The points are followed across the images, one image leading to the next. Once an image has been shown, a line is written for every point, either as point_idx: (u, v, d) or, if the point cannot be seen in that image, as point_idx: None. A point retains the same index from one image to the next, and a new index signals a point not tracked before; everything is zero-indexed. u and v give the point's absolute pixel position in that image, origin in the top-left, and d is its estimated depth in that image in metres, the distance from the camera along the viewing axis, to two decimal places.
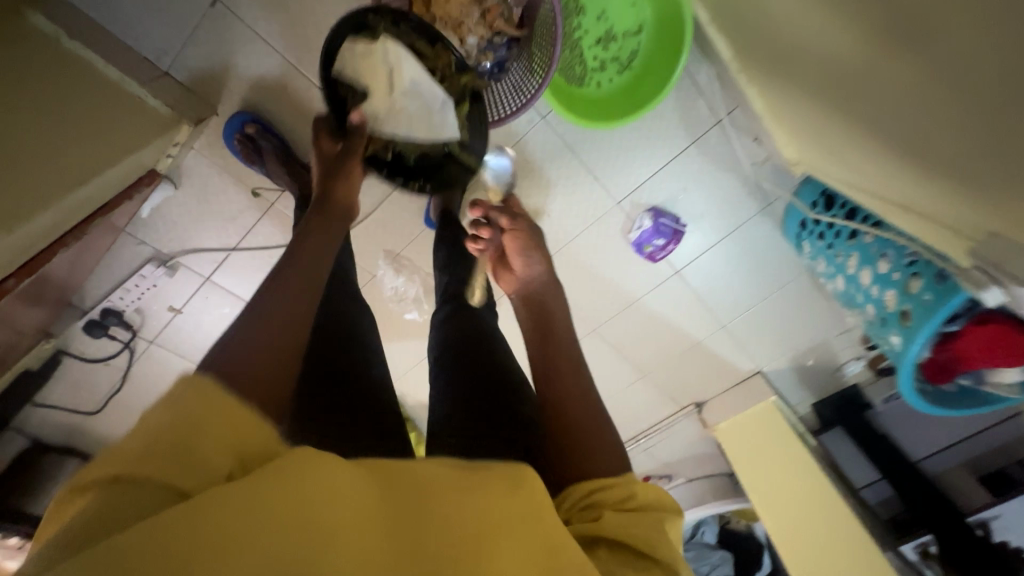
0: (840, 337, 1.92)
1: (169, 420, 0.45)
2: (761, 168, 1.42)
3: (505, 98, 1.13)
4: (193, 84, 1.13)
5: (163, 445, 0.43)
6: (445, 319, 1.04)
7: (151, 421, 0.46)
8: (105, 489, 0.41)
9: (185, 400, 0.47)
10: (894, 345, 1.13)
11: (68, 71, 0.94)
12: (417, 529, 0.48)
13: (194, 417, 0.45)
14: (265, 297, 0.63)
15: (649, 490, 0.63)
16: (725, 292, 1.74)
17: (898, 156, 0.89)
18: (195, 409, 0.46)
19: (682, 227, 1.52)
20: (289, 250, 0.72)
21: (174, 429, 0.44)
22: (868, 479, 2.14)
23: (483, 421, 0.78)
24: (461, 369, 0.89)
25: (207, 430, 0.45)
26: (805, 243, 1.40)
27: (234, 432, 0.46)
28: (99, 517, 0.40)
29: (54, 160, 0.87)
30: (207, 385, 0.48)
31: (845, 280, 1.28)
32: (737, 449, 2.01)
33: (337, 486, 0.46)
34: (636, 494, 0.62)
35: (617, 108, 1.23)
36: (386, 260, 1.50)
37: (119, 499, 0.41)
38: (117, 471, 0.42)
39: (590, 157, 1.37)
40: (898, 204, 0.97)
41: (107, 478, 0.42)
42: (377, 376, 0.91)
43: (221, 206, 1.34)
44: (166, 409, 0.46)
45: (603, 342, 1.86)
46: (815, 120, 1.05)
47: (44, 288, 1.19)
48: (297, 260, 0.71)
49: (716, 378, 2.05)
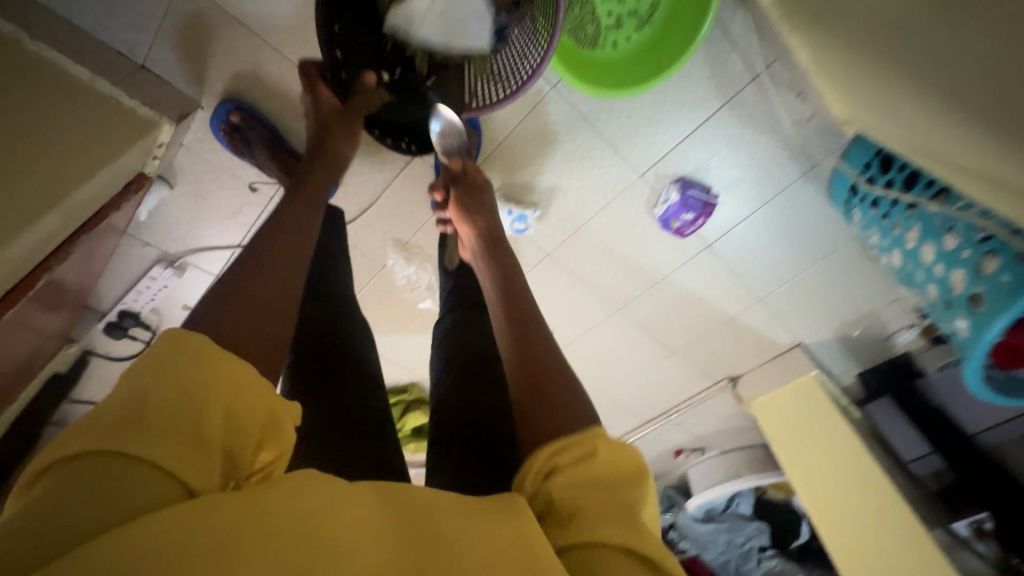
0: (890, 306, 1.78)
1: (162, 387, 0.38)
2: (805, 128, 1.25)
3: (507, 70, 0.99)
4: (175, 76, 1.07)
5: (157, 413, 0.37)
6: (448, 331, 0.97)
7: (134, 392, 0.38)
8: (82, 464, 0.34)
9: (177, 365, 0.39)
10: (961, 332, 1.00)
11: (39, 74, 0.87)
12: (442, 539, 0.40)
13: (191, 384, 0.39)
14: (238, 275, 0.53)
15: (612, 446, 0.51)
16: (762, 263, 1.60)
17: (966, 116, 0.73)
18: (194, 374, 0.39)
19: (713, 198, 1.38)
20: (271, 215, 0.64)
21: (169, 397, 0.38)
22: (916, 452, 1.93)
23: (490, 449, 0.72)
24: (468, 385, 0.83)
25: (206, 400, 0.39)
26: (855, 212, 1.26)
27: (230, 411, 0.40)
28: (74, 499, 0.32)
29: (41, 171, 0.82)
30: (202, 342, 0.42)
31: (903, 255, 1.13)
32: (773, 426, 1.92)
33: (337, 500, 0.39)
34: (597, 455, 0.50)
35: (637, 72, 1.08)
36: (395, 249, 1.44)
37: (100, 475, 0.34)
38: (94, 449, 0.35)
39: (609, 126, 1.23)
40: (968, 170, 0.80)
41: (79, 457, 0.34)
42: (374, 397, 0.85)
43: (221, 203, 1.29)
44: (158, 372, 0.39)
45: (628, 321, 1.77)
46: (867, 73, 0.89)
47: (58, 298, 1.18)
48: (280, 231, 0.61)
49: (753, 353, 1.95)
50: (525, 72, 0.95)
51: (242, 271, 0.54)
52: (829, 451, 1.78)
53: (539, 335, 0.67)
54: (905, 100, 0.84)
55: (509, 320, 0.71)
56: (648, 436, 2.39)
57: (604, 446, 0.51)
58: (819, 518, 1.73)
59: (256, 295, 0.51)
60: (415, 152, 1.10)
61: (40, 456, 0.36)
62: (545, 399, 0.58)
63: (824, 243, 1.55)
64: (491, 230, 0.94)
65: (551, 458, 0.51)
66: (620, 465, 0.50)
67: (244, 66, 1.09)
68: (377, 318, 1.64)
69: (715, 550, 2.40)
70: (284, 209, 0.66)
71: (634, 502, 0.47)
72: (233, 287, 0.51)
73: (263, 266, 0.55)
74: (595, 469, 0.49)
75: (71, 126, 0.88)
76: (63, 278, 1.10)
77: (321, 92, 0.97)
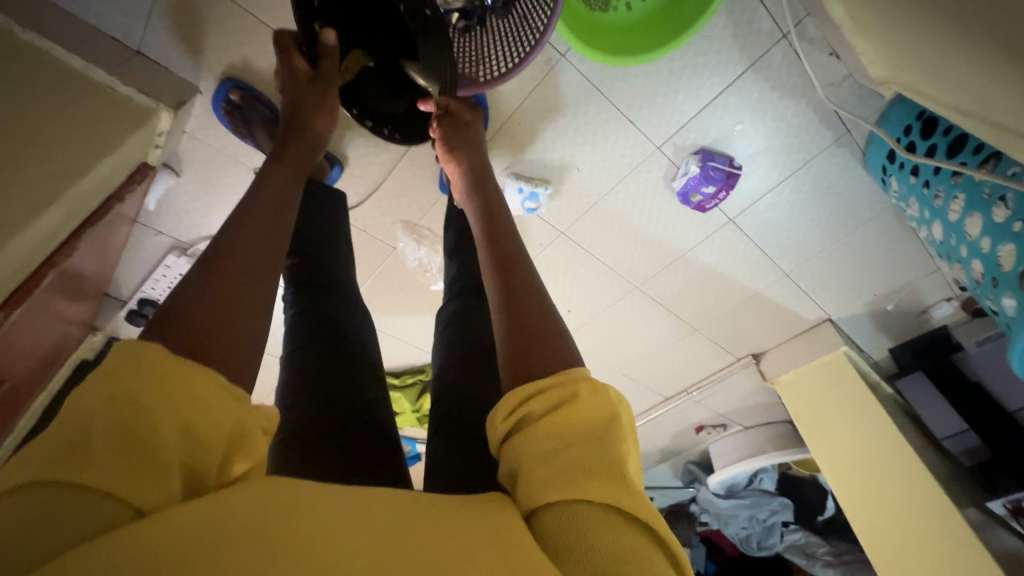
0: (928, 278, 1.68)
1: (105, 406, 0.37)
2: (839, 90, 1.15)
3: (511, 39, 0.92)
4: (171, 60, 1.04)
5: (99, 433, 0.35)
6: (451, 317, 0.94)
7: (82, 410, 0.37)
8: (21, 493, 0.33)
9: (126, 377, 0.38)
10: (1010, 310, 0.92)
11: (31, 65, 0.86)
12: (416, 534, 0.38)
13: (136, 399, 0.37)
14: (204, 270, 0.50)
15: (596, 390, 0.48)
16: (789, 236, 1.51)
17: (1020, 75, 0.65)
18: (139, 387, 0.38)
19: (736, 168, 1.29)
20: (246, 202, 0.60)
21: (113, 415, 0.36)
22: (952, 428, 1.76)
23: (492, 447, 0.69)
24: (472, 372, 0.81)
25: (152, 415, 0.37)
26: (894, 180, 1.18)
27: (187, 423, 0.38)
28: (5, 531, 0.31)
29: (42, 165, 0.81)
30: (156, 348, 0.40)
31: (944, 226, 1.05)
32: (799, 404, 1.88)
33: (302, 504, 0.38)
34: (579, 397, 0.46)
35: (652, 36, 1.00)
36: (405, 231, 1.41)
37: (35, 504, 0.32)
38: (39, 474, 0.33)
39: (623, 97, 1.16)
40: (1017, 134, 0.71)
41: (24, 484, 0.33)
42: (371, 394, 0.83)
43: (228, 189, 1.28)
44: (103, 390, 0.38)
45: (647, 299, 1.72)
46: (910, 26, 0.80)
47: (80, 288, 1.20)
48: (257, 220, 0.58)
49: (778, 329, 1.88)
50: (530, 38, 0.89)
51: (212, 263, 0.50)
52: (855, 430, 1.72)
53: (526, 277, 0.61)
54: (946, 56, 0.76)
55: (493, 266, 0.64)
56: (668, 413, 2.36)
57: (589, 390, 0.47)
58: (847, 501, 1.68)
59: (226, 291, 0.48)
60: (396, 143, 1.02)
61: None
62: (531, 346, 0.52)
63: (858, 213, 1.46)
64: (479, 170, 0.92)
65: (528, 401, 0.47)
66: (604, 411, 0.47)
67: (240, 46, 1.05)
68: (391, 300, 1.63)
69: (736, 525, 2.39)
70: (260, 191, 0.61)
71: (619, 456, 0.44)
72: (193, 286, 0.47)
73: (238, 256, 0.51)
74: (578, 414, 0.45)
75: (68, 118, 0.86)
76: (80, 270, 1.12)
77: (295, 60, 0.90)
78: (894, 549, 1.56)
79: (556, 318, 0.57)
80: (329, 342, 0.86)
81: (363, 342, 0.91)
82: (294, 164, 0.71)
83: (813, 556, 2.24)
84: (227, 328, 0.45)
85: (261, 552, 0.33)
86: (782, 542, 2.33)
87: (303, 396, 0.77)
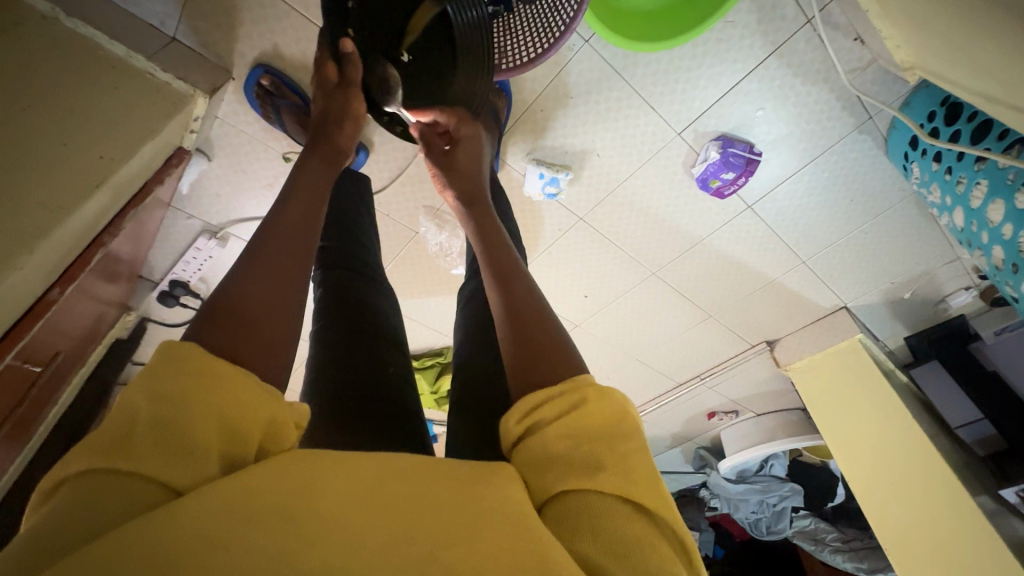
0: (947, 267, 1.68)
1: (148, 398, 0.37)
2: (862, 76, 1.15)
3: (540, 24, 0.94)
4: (203, 46, 1.07)
5: (142, 424, 0.36)
6: (471, 296, 0.97)
7: (131, 404, 0.38)
8: (79, 481, 0.34)
9: (167, 375, 0.39)
10: None
11: (76, 51, 0.89)
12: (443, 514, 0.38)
13: (173, 393, 0.38)
14: (259, 242, 0.53)
15: (604, 393, 0.47)
16: (806, 222, 1.52)
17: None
18: (179, 382, 0.38)
19: (757, 154, 1.30)
20: (287, 181, 0.63)
21: (154, 407, 0.37)
22: (965, 418, 1.75)
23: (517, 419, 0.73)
24: (496, 348, 0.84)
25: (186, 408, 0.37)
26: (915, 166, 1.19)
27: (224, 412, 0.39)
28: (62, 515, 0.32)
29: (92, 146, 0.84)
30: (192, 349, 0.41)
31: (967, 213, 1.05)
32: (815, 390, 1.89)
33: (336, 485, 0.38)
34: (588, 400, 0.45)
35: (675, 20, 1.01)
36: (427, 216, 1.44)
37: (86, 490, 0.33)
38: (95, 464, 0.34)
39: (645, 82, 1.17)
40: None
41: (84, 474, 0.34)
42: (398, 370, 0.87)
43: (257, 173, 1.32)
44: (145, 384, 0.38)
45: (663, 285, 1.73)
46: (937, 12, 0.80)
47: (116, 268, 1.24)
48: (295, 196, 0.61)
49: (793, 316, 1.89)
50: (561, 20, 0.90)
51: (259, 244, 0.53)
52: (870, 419, 1.73)
53: (528, 301, 0.57)
54: (971, 39, 0.76)
55: (494, 281, 0.60)
56: (680, 399, 2.39)
57: (597, 395, 0.46)
58: (856, 485, 1.72)
59: (281, 267, 0.52)
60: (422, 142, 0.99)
61: (51, 474, 0.36)
62: (543, 355, 0.50)
63: (879, 199, 1.45)
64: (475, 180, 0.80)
65: (536, 408, 0.46)
66: (614, 412, 0.46)
67: (272, 33, 1.08)
68: (412, 284, 1.67)
69: (746, 509, 2.44)
70: (297, 176, 0.65)
71: (628, 456, 0.43)
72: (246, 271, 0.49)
73: (284, 237, 0.54)
74: (588, 418, 0.44)
75: (112, 103, 0.90)
76: (117, 251, 1.17)
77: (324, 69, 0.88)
78: (903, 531, 1.59)
79: (561, 329, 0.54)
80: (357, 321, 0.89)
81: (387, 321, 0.94)
82: (327, 154, 0.73)
83: (821, 542, 2.30)
84: (276, 307, 0.49)
85: (295, 537, 0.33)
86: (791, 527, 2.39)
87: (336, 369, 0.80)
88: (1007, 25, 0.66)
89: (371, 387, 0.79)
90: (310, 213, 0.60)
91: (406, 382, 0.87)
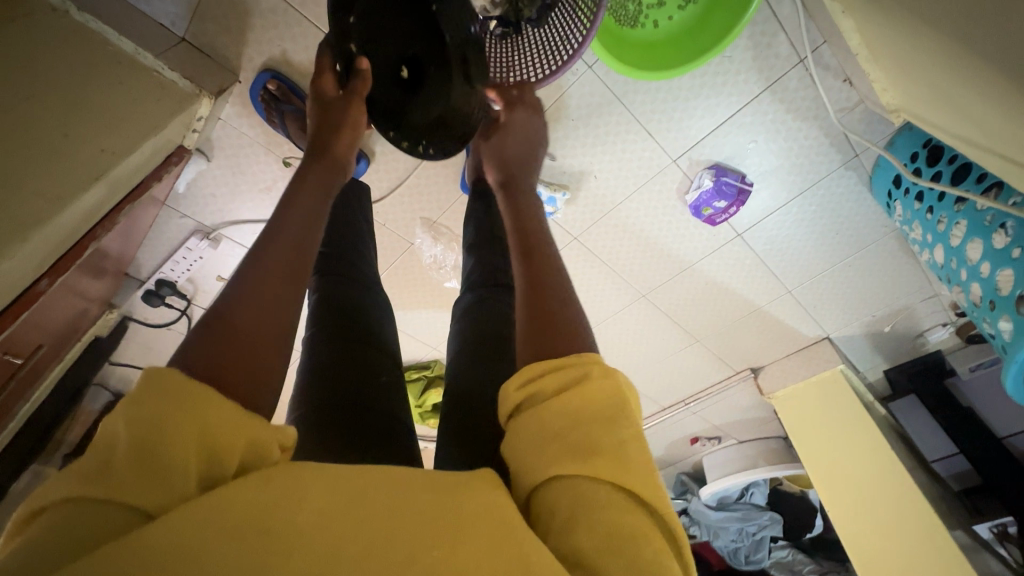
0: (926, 302, 1.73)
1: (128, 422, 0.37)
2: (849, 116, 1.21)
3: (547, 48, 0.97)
4: (212, 49, 1.08)
5: (121, 448, 0.36)
6: (467, 309, 0.97)
7: (111, 428, 0.37)
8: (55, 508, 0.34)
9: (146, 398, 0.38)
10: (1005, 332, 0.97)
11: (84, 44, 0.89)
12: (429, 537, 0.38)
13: (153, 414, 0.37)
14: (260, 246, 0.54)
15: (606, 371, 0.47)
16: (793, 253, 1.56)
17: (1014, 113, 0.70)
18: (157, 403, 0.38)
19: (748, 185, 1.34)
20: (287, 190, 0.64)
21: (131, 430, 0.36)
22: (942, 453, 1.86)
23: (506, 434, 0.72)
24: (489, 363, 0.84)
25: (168, 429, 0.37)
26: (898, 203, 1.24)
27: (202, 431, 0.38)
28: (34, 542, 0.31)
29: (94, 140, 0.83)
30: (170, 372, 0.40)
31: (946, 250, 1.10)
32: (796, 419, 1.91)
33: (322, 499, 0.37)
34: (591, 375, 0.46)
35: (678, 54, 1.04)
36: (423, 228, 1.45)
37: (60, 517, 0.33)
38: (70, 492, 0.34)
39: (644, 109, 1.20)
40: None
41: (59, 501, 0.34)
42: (390, 379, 0.86)
43: (255, 176, 1.31)
44: (126, 409, 0.38)
45: (653, 308, 1.76)
46: (923, 60, 0.85)
47: (103, 264, 1.22)
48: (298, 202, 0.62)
49: (778, 345, 1.92)
50: (569, 44, 0.92)
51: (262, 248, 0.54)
52: (850, 450, 1.75)
53: (555, 279, 0.58)
54: (954, 86, 0.81)
55: (518, 254, 0.62)
56: (664, 423, 2.39)
57: (601, 373, 0.46)
58: (835, 515, 1.73)
59: (281, 272, 0.53)
60: (431, 157, 0.96)
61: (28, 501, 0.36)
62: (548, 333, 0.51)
63: (865, 233, 1.50)
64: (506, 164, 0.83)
65: (540, 378, 0.47)
66: (615, 391, 0.45)
67: (281, 39, 1.09)
68: (403, 295, 1.67)
69: (726, 537, 2.42)
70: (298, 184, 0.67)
71: (625, 438, 0.43)
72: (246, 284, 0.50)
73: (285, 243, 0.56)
74: (591, 394, 0.44)
75: (117, 98, 0.90)
76: (106, 247, 1.15)
77: (324, 79, 0.92)
78: (881, 565, 1.60)
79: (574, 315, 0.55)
80: (349, 328, 0.88)
81: (381, 328, 0.94)
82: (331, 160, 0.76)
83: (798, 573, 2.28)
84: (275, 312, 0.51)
85: (275, 557, 0.32)
86: (770, 557, 2.39)
87: (325, 379, 0.79)
88: (988, 75, 0.70)
89: (361, 396, 0.78)
90: (309, 225, 0.60)
91: (397, 392, 0.86)
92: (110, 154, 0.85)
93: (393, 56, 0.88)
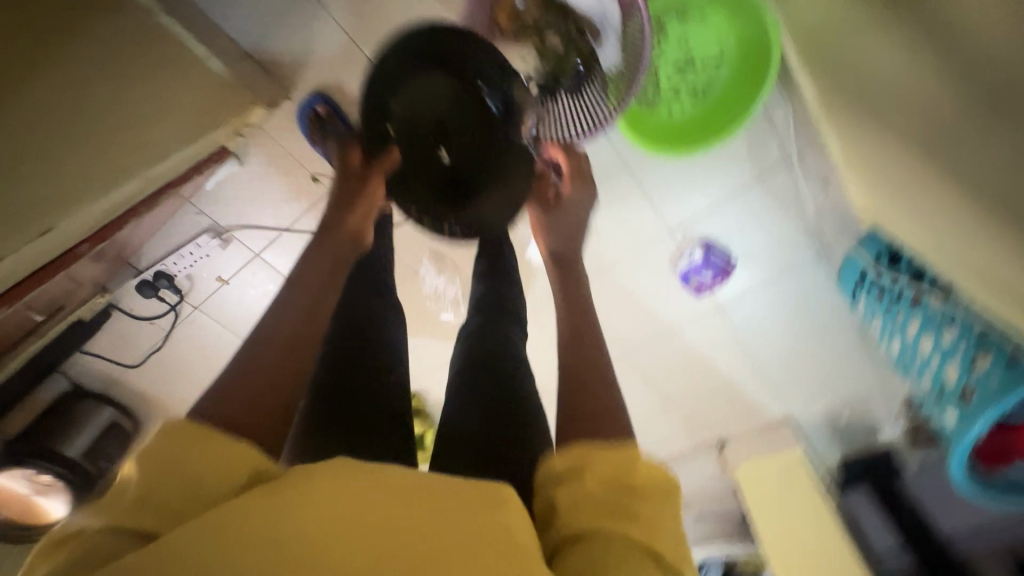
0: (880, 395, 1.86)
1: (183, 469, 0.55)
2: (824, 214, 1.37)
3: (572, 121, 1.08)
4: (273, 66, 1.18)
5: (134, 492, 0.53)
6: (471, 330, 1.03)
7: (128, 476, 0.56)
8: (88, 531, 0.51)
9: (154, 453, 0.56)
10: (950, 422, 1.08)
11: (159, 45, 0.98)
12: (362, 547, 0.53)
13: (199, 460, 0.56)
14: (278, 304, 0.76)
15: (651, 466, 0.59)
16: (766, 332, 1.68)
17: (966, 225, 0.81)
18: (162, 455, 0.56)
19: (733, 263, 1.48)
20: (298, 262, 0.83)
21: (143, 480, 0.54)
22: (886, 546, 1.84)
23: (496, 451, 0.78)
24: (490, 406, 0.84)
25: (167, 474, 0.54)
26: (861, 299, 1.36)
27: (191, 474, 0.55)
28: (72, 556, 0.49)
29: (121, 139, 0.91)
30: (173, 429, 0.58)
31: (901, 343, 1.22)
32: (757, 497, 1.90)
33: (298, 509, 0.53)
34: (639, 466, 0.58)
35: (686, 137, 1.19)
36: (430, 259, 1.52)
37: (86, 540, 0.50)
38: (100, 521, 0.52)
39: (649, 179, 1.36)
40: (980, 273, 0.86)
41: (88, 528, 0.52)
42: (395, 384, 0.91)
43: (281, 186, 1.37)
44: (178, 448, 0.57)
45: (631, 367, 1.84)
46: (887, 166, 0.96)
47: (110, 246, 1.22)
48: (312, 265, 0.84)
49: (744, 421, 2.00)
50: (594, 121, 1.06)
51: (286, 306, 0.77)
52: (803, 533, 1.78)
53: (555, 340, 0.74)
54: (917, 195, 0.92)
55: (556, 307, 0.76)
56: None
57: (643, 462, 0.59)
58: None
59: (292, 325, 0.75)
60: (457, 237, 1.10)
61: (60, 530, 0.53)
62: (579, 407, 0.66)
63: (831, 322, 1.64)
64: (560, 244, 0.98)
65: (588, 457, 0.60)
66: (659, 482, 0.58)
67: (338, 68, 1.20)
68: None
69: None
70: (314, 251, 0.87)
71: (658, 514, 0.54)
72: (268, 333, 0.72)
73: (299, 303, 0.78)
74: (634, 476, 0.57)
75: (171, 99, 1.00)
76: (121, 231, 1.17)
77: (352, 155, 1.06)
78: None
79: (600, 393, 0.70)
80: (362, 333, 0.96)
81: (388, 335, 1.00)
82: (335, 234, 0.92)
83: None
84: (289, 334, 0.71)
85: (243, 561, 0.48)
86: None
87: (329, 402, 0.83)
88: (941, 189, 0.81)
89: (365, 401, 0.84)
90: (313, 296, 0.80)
91: (401, 397, 0.90)
92: (146, 147, 0.97)
93: (430, 134, 1.02)
